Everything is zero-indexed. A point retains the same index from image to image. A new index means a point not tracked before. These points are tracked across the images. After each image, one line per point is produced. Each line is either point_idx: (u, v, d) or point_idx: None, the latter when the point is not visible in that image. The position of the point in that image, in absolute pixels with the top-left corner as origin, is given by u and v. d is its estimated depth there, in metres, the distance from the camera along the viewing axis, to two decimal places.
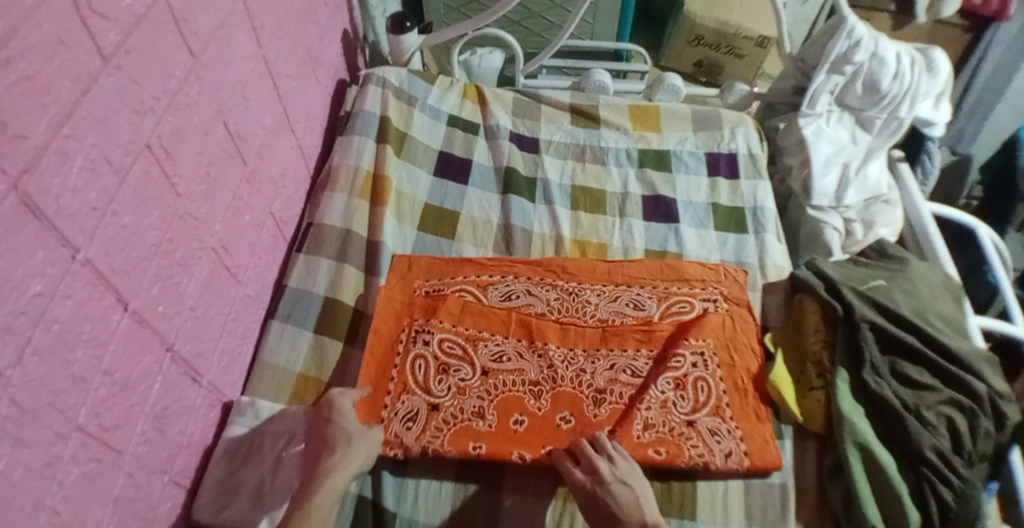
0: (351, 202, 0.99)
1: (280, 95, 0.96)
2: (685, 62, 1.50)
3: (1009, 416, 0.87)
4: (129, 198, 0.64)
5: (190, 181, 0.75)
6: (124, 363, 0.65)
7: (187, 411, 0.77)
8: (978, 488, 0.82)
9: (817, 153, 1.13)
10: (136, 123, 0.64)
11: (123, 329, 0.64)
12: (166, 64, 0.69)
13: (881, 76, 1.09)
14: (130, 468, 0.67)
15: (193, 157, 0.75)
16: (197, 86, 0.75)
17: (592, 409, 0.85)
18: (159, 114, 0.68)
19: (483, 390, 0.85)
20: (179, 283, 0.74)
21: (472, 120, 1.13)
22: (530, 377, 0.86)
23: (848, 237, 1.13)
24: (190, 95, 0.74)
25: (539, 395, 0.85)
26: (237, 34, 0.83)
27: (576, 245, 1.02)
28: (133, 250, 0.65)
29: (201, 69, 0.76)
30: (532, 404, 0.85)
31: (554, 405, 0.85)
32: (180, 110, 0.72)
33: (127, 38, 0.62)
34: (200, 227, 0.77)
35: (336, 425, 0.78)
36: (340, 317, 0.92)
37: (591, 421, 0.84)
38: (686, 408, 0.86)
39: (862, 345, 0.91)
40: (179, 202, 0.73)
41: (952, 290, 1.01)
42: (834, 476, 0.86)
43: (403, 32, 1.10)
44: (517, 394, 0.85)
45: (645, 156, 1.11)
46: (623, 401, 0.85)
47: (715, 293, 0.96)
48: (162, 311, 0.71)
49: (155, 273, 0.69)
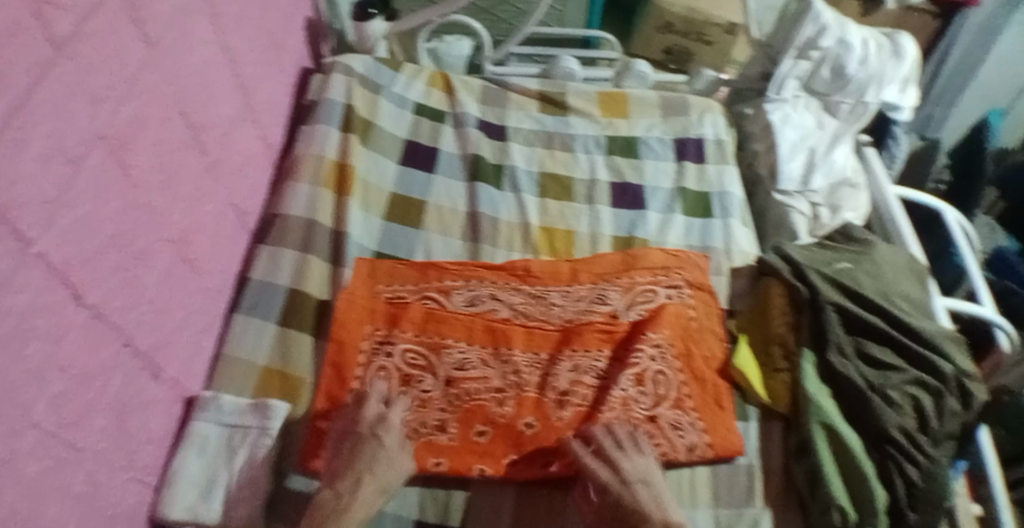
0: (315, 191, 0.97)
1: (242, 84, 0.95)
2: (654, 49, 1.49)
3: (976, 395, 0.87)
4: (86, 188, 0.63)
5: (148, 171, 0.73)
6: (82, 357, 0.64)
7: (147, 406, 0.76)
8: (945, 465, 0.83)
9: (783, 139, 1.14)
10: (92, 111, 0.62)
11: (80, 323, 0.63)
12: (122, 51, 0.67)
13: (848, 62, 1.10)
14: (90, 465, 0.65)
15: (151, 146, 0.73)
16: (153, 74, 0.73)
17: (556, 412, 0.85)
18: (116, 103, 0.66)
19: (446, 402, 0.85)
20: (138, 275, 0.73)
21: (438, 108, 1.12)
22: (495, 385, 0.86)
23: (815, 221, 1.12)
24: (148, 83, 0.72)
25: (502, 402, 0.85)
26: (197, 21, 0.82)
27: (543, 233, 1.02)
28: (90, 242, 0.64)
29: (158, 57, 0.74)
30: (496, 412, 0.85)
31: (518, 411, 0.85)
32: (137, 99, 0.70)
33: (82, 26, 0.60)
34: (159, 218, 0.76)
35: (376, 443, 0.76)
36: (304, 308, 0.90)
37: (555, 426, 0.84)
38: (647, 404, 0.86)
39: (827, 328, 0.92)
40: (136, 193, 0.71)
41: (917, 273, 1.03)
42: (800, 456, 0.86)
43: (367, 19, 1.09)
44: (481, 403, 0.85)
45: (613, 143, 1.11)
46: (586, 403, 0.86)
47: (678, 280, 0.97)
48: (119, 305, 0.70)
49: (112, 265, 0.68)
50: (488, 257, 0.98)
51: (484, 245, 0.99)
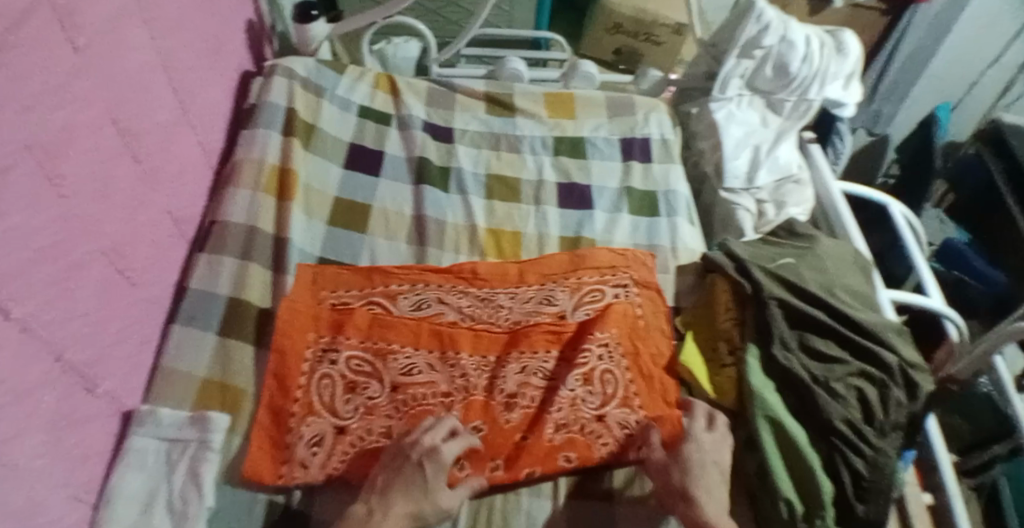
0: (256, 197, 0.95)
1: (177, 90, 0.92)
2: (604, 50, 1.51)
3: (919, 386, 0.90)
4: (13, 199, 0.60)
5: (79, 181, 0.71)
6: (11, 374, 0.60)
7: (83, 423, 0.72)
8: (891, 456, 0.85)
9: (727, 137, 1.16)
10: (17, 121, 0.60)
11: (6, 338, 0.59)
12: (48, 60, 0.65)
13: (790, 59, 1.11)
14: (25, 487, 0.62)
15: (81, 155, 0.71)
16: (83, 82, 0.71)
17: (504, 415, 0.84)
18: (42, 112, 0.64)
19: (392, 409, 0.83)
20: (70, 288, 0.69)
21: (383, 111, 1.11)
22: (442, 390, 0.85)
23: (760, 218, 1.15)
24: (76, 91, 0.69)
25: (450, 407, 0.84)
26: (128, 26, 0.79)
27: (490, 235, 1.01)
28: (17, 253, 0.61)
29: (87, 65, 0.71)
30: (443, 417, 0.83)
31: (466, 416, 0.84)
32: (65, 107, 0.68)
33: (7, 34, 0.58)
34: (90, 228, 0.73)
35: (418, 472, 0.74)
36: (245, 318, 0.88)
37: (503, 429, 0.83)
38: (596, 403, 0.86)
39: (771, 321, 0.93)
40: (65, 204, 0.68)
41: (860, 265, 1.05)
42: (748, 449, 0.88)
43: (309, 20, 1.08)
44: (428, 409, 0.84)
45: (560, 143, 1.12)
46: (534, 405, 0.85)
47: (626, 279, 0.97)
48: (51, 320, 0.66)
49: (42, 278, 0.64)
50: (435, 261, 0.97)
51: (430, 249, 0.98)
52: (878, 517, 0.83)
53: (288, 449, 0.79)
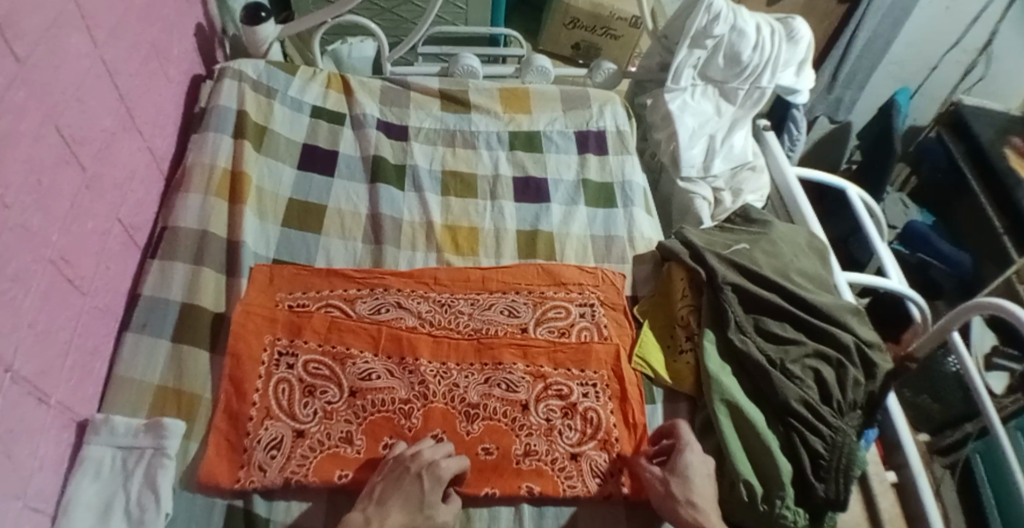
0: (207, 202, 0.95)
1: (122, 95, 0.91)
2: (563, 45, 1.52)
3: (876, 364, 0.93)
4: None
5: (20, 190, 0.68)
6: None
7: (36, 433, 0.70)
8: (850, 435, 0.86)
9: (684, 127, 1.15)
10: None
11: None
12: None
13: (741, 48, 1.13)
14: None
15: (22, 164, 0.69)
16: (24, 91, 0.69)
17: (463, 425, 0.82)
18: None
19: (351, 414, 0.82)
20: (15, 298, 0.67)
21: (337, 110, 1.11)
22: (400, 396, 0.84)
23: (717, 205, 1.18)
24: (17, 100, 0.68)
25: (409, 414, 0.83)
26: (69, 33, 0.78)
27: (447, 231, 1.02)
28: None
29: (29, 73, 0.70)
30: (402, 424, 0.82)
31: (426, 423, 0.82)
32: (6, 117, 0.66)
33: None
34: (35, 237, 0.71)
35: (416, 485, 0.72)
36: (199, 323, 0.87)
37: (463, 439, 0.81)
38: (573, 439, 0.83)
39: (724, 306, 0.94)
40: (8, 213, 0.66)
41: (816, 248, 1.06)
42: (705, 432, 0.88)
43: (258, 22, 1.09)
44: (385, 416, 0.82)
45: (515, 138, 1.13)
46: (495, 417, 0.83)
47: (592, 297, 0.96)
48: None
49: None
50: (392, 261, 0.97)
51: (387, 248, 0.98)
52: (838, 497, 0.83)
53: (246, 453, 0.79)
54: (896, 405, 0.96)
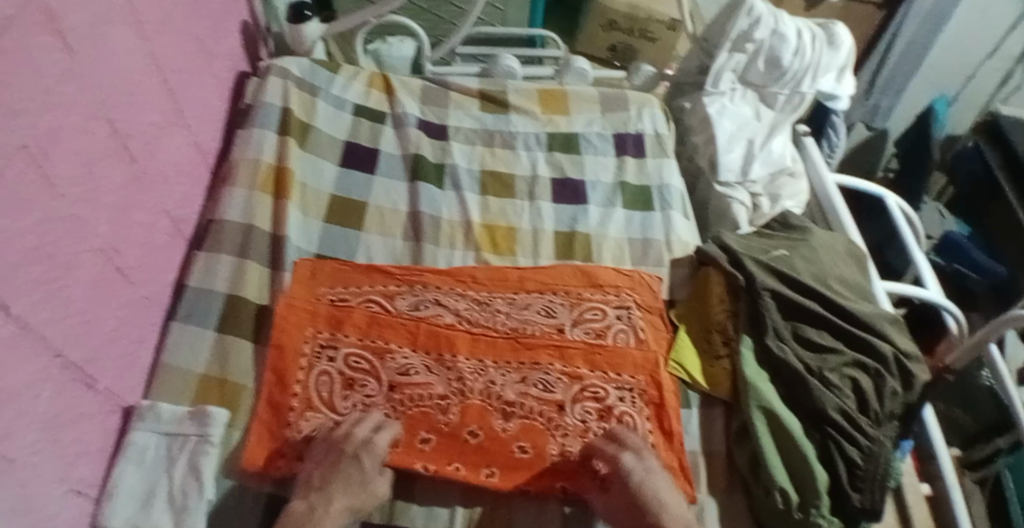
0: (252, 197, 0.97)
1: (170, 90, 0.92)
2: (600, 47, 1.52)
3: (916, 375, 0.90)
4: (6, 201, 0.59)
5: (70, 181, 0.70)
6: (13, 370, 0.60)
7: (82, 419, 0.72)
8: (887, 447, 0.83)
9: (722, 131, 1.15)
10: (9, 124, 0.59)
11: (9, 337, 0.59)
12: (38, 64, 0.64)
13: (782, 53, 1.11)
14: (24, 481, 0.62)
15: (71, 156, 0.70)
16: (73, 84, 0.70)
17: (500, 423, 0.83)
18: (34, 114, 0.63)
19: (389, 408, 0.83)
20: (65, 286, 0.68)
21: (378, 108, 1.13)
22: (438, 392, 0.84)
23: (755, 211, 1.16)
24: (66, 94, 0.69)
25: (446, 409, 0.83)
26: (118, 28, 0.79)
27: (485, 230, 1.02)
28: (14, 254, 0.60)
29: (77, 66, 0.71)
30: (439, 419, 0.83)
31: (462, 419, 0.83)
32: (55, 109, 0.67)
33: None
34: (84, 227, 0.72)
35: (354, 465, 0.74)
36: (242, 314, 0.89)
37: (498, 437, 0.82)
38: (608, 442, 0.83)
39: (763, 312, 0.93)
40: (58, 203, 0.67)
41: (855, 256, 1.04)
42: (740, 438, 0.87)
43: (303, 21, 1.11)
44: (423, 410, 0.83)
45: (553, 139, 1.13)
46: (532, 416, 0.83)
47: (629, 300, 0.95)
48: (47, 317, 0.66)
49: (38, 276, 0.64)
50: (430, 258, 0.98)
51: (425, 246, 0.99)
52: (873, 507, 0.81)
53: (286, 443, 0.80)
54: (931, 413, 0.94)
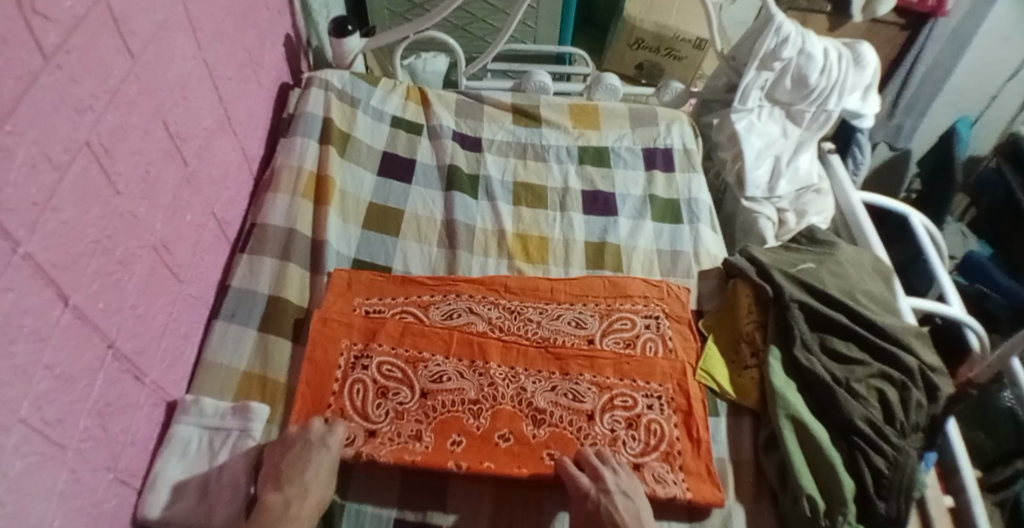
0: (294, 202, 1.00)
1: (221, 98, 0.96)
2: (626, 65, 1.56)
3: (940, 388, 0.90)
4: (69, 194, 0.61)
5: (130, 179, 0.72)
6: (66, 358, 0.62)
7: (130, 409, 0.75)
8: (912, 455, 0.83)
9: (749, 147, 1.18)
10: (76, 120, 0.61)
11: (63, 324, 0.62)
12: (104, 64, 0.66)
13: (809, 71, 1.13)
14: (73, 464, 0.64)
15: (132, 155, 0.72)
16: (136, 86, 0.72)
17: (530, 429, 0.84)
18: (99, 112, 0.65)
19: (422, 413, 0.84)
20: (120, 280, 0.71)
21: (415, 120, 1.17)
22: (470, 397, 0.85)
23: (782, 226, 1.18)
24: (129, 94, 0.71)
25: (478, 414, 0.84)
26: (177, 35, 0.81)
27: (517, 239, 1.05)
28: (73, 246, 0.63)
29: (140, 70, 0.73)
30: (471, 423, 0.83)
31: (493, 423, 0.84)
32: (120, 109, 0.69)
33: (68, 39, 0.60)
34: (141, 224, 0.75)
35: (322, 453, 0.77)
36: (284, 315, 0.92)
37: (528, 442, 0.83)
38: (636, 449, 0.84)
39: (791, 323, 0.94)
40: (118, 200, 0.70)
41: (880, 271, 1.05)
42: (768, 447, 0.87)
43: (345, 35, 1.14)
44: (454, 415, 0.84)
45: (585, 152, 1.16)
46: (562, 425, 0.85)
47: (657, 310, 0.96)
48: (102, 308, 0.68)
49: (95, 269, 0.66)
50: (465, 267, 1.01)
51: (460, 254, 1.02)
52: (899, 515, 0.81)
53: None
54: (954, 426, 0.94)
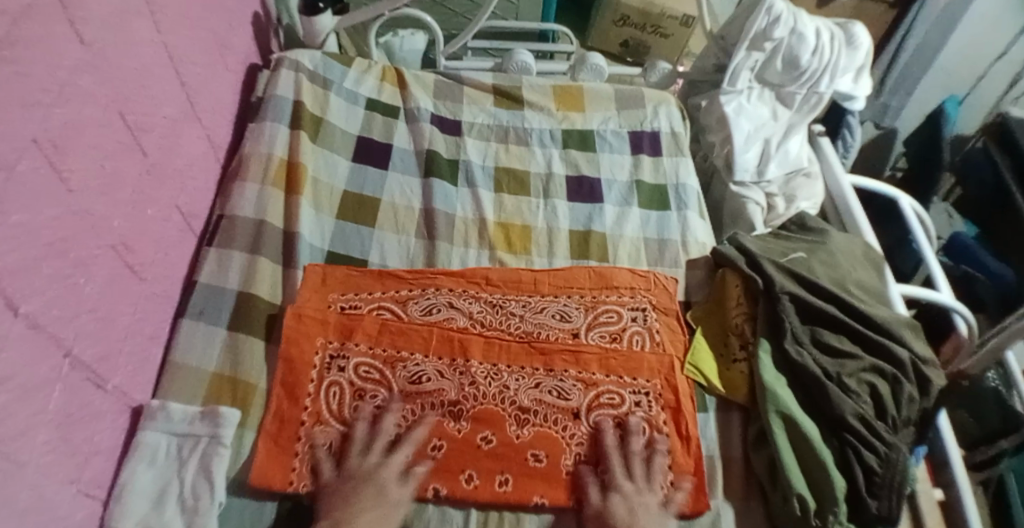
0: (264, 192, 0.95)
1: (184, 83, 0.90)
2: (612, 43, 1.51)
3: (930, 380, 0.89)
4: (18, 195, 0.56)
5: (84, 175, 0.66)
6: (22, 370, 0.58)
7: (93, 419, 0.70)
8: (903, 451, 0.82)
9: (738, 131, 1.14)
10: (23, 117, 0.56)
11: (17, 336, 0.57)
12: (53, 54, 0.60)
13: (801, 52, 1.10)
14: (35, 482, 0.60)
15: (86, 149, 0.67)
16: (89, 76, 0.66)
17: (514, 429, 0.81)
18: (49, 106, 0.60)
19: (400, 416, 0.81)
20: (77, 283, 0.66)
21: (391, 103, 1.11)
22: (451, 398, 0.82)
23: (771, 211, 1.15)
24: (82, 85, 0.65)
25: (459, 416, 0.81)
26: (134, 18, 0.75)
27: (500, 228, 1.01)
28: (25, 251, 0.58)
29: (94, 58, 0.67)
30: (451, 427, 0.81)
31: (475, 425, 0.81)
32: (72, 101, 0.63)
33: (13, 28, 0.54)
34: (98, 223, 0.69)
35: (372, 484, 0.74)
36: (255, 311, 0.88)
37: (513, 444, 0.80)
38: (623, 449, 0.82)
39: (782, 316, 0.91)
40: (71, 198, 0.64)
41: (871, 260, 1.03)
42: (758, 444, 0.85)
43: (316, 13, 1.09)
44: (435, 418, 0.81)
45: (569, 136, 1.12)
46: (547, 424, 0.82)
47: (644, 302, 0.93)
48: (58, 315, 0.63)
49: (50, 274, 0.62)
50: (445, 259, 0.97)
51: (440, 245, 0.97)
52: (890, 513, 0.80)
53: (297, 457, 0.78)
54: (946, 419, 0.93)
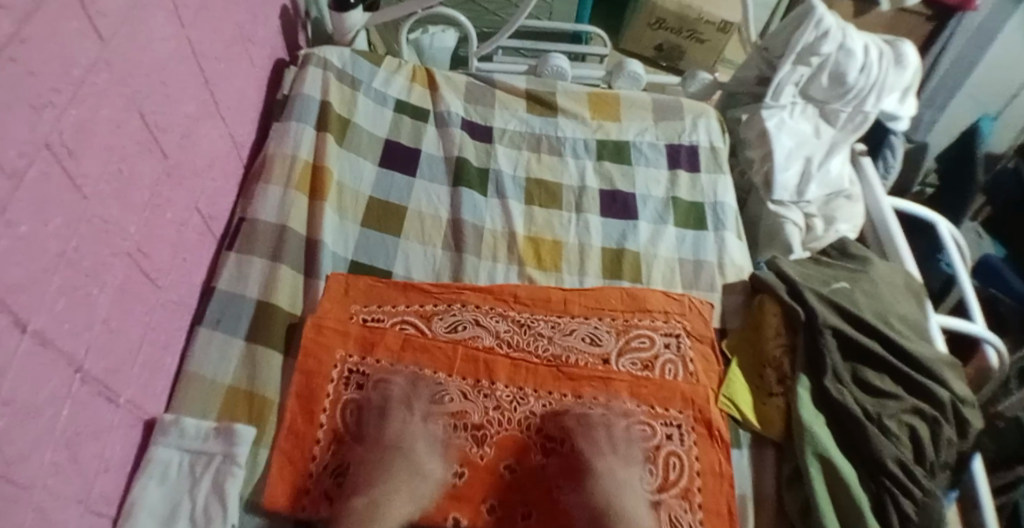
0: (287, 195, 0.91)
1: (207, 80, 0.85)
2: (645, 45, 1.46)
3: (970, 422, 0.85)
4: (26, 204, 0.52)
5: (98, 180, 0.63)
6: (27, 388, 0.54)
7: (103, 434, 0.67)
8: (940, 498, 0.78)
9: (779, 147, 1.09)
10: (33, 120, 0.52)
11: (23, 352, 0.53)
12: (67, 53, 0.56)
13: (848, 69, 1.05)
14: (40, 504, 0.57)
15: (101, 152, 0.63)
16: (105, 74, 0.62)
17: (538, 458, 0.78)
18: (62, 108, 0.56)
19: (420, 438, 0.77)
20: (89, 294, 0.63)
21: (421, 105, 1.07)
22: (474, 421, 0.79)
23: (809, 233, 1.11)
24: (97, 84, 0.61)
25: (481, 441, 0.78)
26: (156, 10, 0.71)
27: (529, 242, 0.97)
28: (32, 263, 0.54)
29: (111, 56, 0.63)
30: (473, 452, 0.77)
31: (497, 452, 0.77)
32: (86, 102, 0.59)
33: (24, 25, 0.50)
34: (112, 231, 0.66)
35: (407, 457, 0.75)
36: (274, 322, 0.84)
37: (537, 474, 0.77)
38: (652, 484, 0.78)
39: (823, 352, 0.87)
40: (85, 205, 0.61)
41: (914, 291, 0.98)
42: (792, 484, 0.82)
43: (345, 9, 1.04)
44: (456, 443, 0.77)
45: (603, 147, 1.07)
46: (572, 454, 0.78)
47: (678, 328, 0.89)
48: (67, 329, 0.60)
49: (60, 285, 0.58)
50: (472, 273, 0.93)
51: (467, 258, 0.93)
52: None
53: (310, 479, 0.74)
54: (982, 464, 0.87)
